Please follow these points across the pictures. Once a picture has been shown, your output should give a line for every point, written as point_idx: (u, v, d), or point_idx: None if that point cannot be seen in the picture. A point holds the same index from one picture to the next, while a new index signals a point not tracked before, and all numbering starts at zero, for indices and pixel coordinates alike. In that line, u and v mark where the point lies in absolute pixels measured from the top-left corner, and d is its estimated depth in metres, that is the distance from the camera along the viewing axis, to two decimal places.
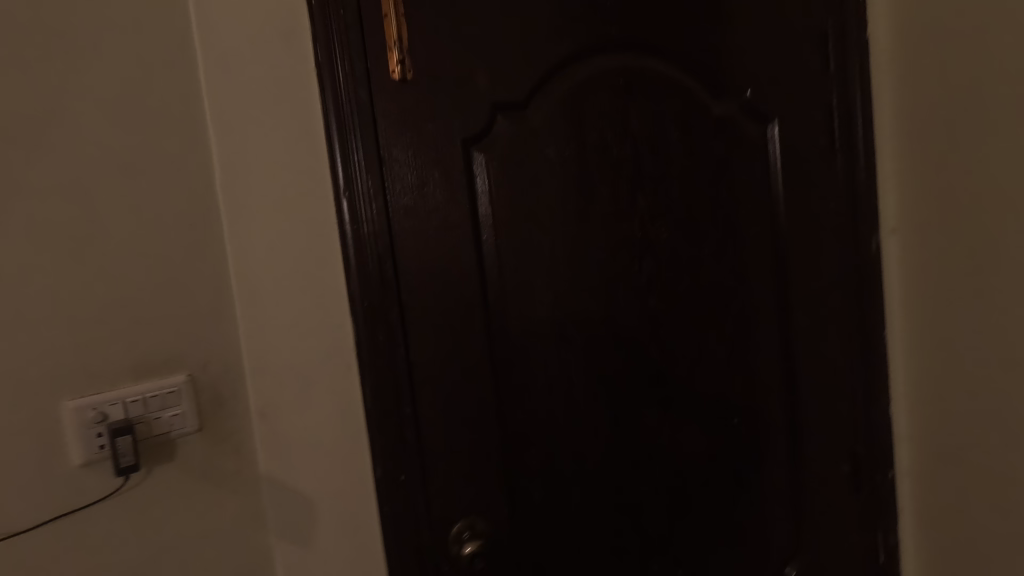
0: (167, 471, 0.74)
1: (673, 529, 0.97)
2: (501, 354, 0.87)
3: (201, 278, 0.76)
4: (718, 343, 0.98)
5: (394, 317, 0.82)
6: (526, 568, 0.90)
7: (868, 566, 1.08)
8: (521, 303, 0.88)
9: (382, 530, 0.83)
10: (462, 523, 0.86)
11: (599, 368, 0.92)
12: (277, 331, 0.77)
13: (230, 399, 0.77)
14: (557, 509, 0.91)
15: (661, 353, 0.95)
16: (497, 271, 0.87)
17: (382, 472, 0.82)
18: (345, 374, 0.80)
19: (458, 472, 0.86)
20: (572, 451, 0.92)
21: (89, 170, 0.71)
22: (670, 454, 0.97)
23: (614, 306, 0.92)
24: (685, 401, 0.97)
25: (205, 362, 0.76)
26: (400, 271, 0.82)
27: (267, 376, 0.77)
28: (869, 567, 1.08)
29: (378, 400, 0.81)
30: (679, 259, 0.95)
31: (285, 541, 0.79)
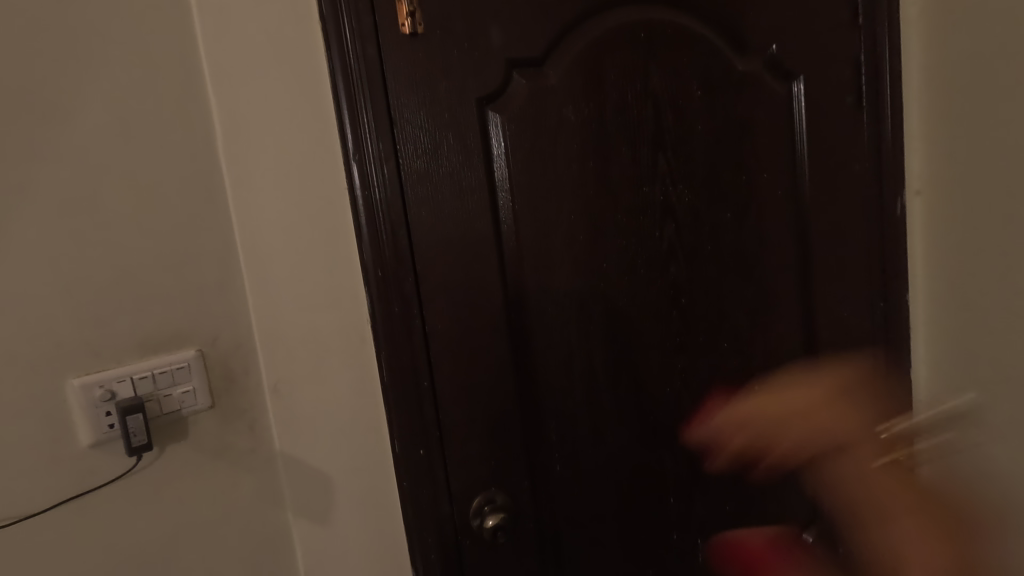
0: (180, 450, 0.71)
1: (693, 498, 0.96)
2: (520, 325, 0.84)
3: (207, 249, 0.72)
4: (740, 311, 0.96)
5: (410, 287, 0.79)
6: (547, 539, 0.89)
7: None
8: (539, 271, 0.85)
9: (402, 505, 0.81)
10: (482, 497, 0.84)
11: (620, 337, 0.90)
12: (288, 304, 0.74)
13: (242, 375, 0.74)
14: (578, 481, 0.90)
15: (682, 321, 0.93)
16: (515, 238, 0.83)
17: (400, 447, 0.80)
18: (360, 347, 0.77)
19: (477, 446, 0.84)
20: (592, 423, 0.90)
21: (81, 134, 0.66)
22: (691, 423, 0.95)
23: (635, 273, 0.89)
24: (706, 370, 0.95)
25: (215, 336, 0.73)
26: (414, 240, 0.79)
27: (280, 350, 0.74)
28: None
29: (395, 373, 0.79)
30: (701, 225, 0.92)
31: (304, 518, 0.77)
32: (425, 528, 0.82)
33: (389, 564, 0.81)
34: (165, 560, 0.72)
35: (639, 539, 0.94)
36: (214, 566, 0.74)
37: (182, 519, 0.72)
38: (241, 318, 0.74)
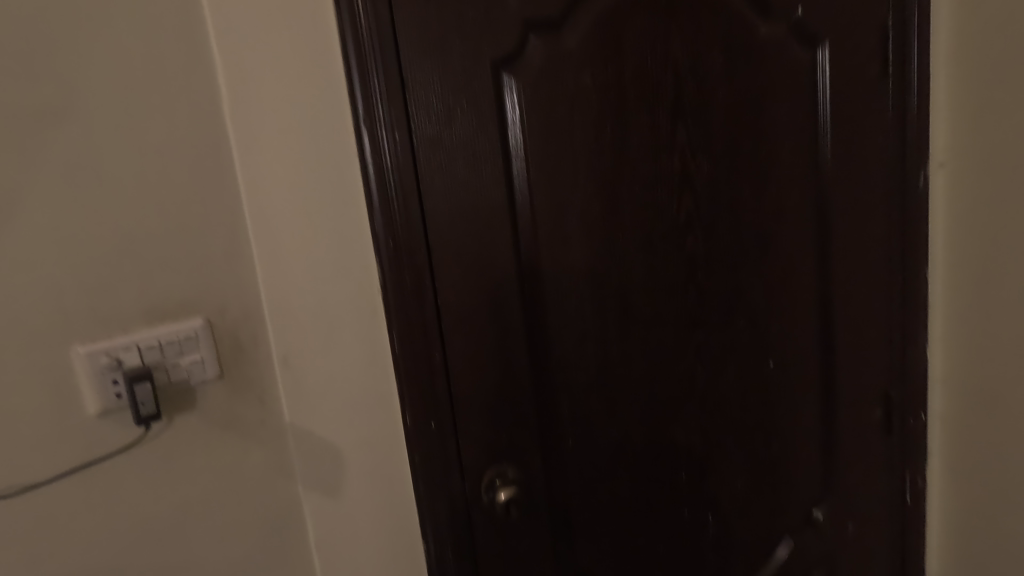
0: (189, 421, 0.70)
1: (705, 474, 0.95)
2: (534, 298, 0.83)
3: (215, 215, 0.69)
4: (757, 287, 0.94)
5: (422, 258, 0.76)
6: (558, 513, 0.88)
7: (893, 506, 1.09)
8: (554, 242, 0.82)
9: (414, 478, 0.80)
10: (493, 471, 0.84)
11: (635, 312, 0.88)
12: (299, 274, 0.71)
13: (251, 345, 0.72)
14: (589, 456, 0.89)
15: (698, 297, 0.91)
16: (529, 209, 0.81)
17: (411, 420, 0.79)
18: (371, 319, 0.75)
19: (489, 420, 0.83)
20: (605, 398, 0.88)
21: (82, 94, 0.63)
22: (704, 399, 0.94)
23: (652, 247, 0.87)
24: (721, 347, 0.93)
25: (223, 306, 0.71)
26: (426, 209, 0.76)
27: (290, 322, 0.72)
28: (894, 507, 1.09)
29: (407, 346, 0.77)
30: (719, 197, 0.90)
31: (315, 492, 0.76)
32: (436, 501, 0.81)
33: (400, 539, 0.80)
34: (176, 532, 0.71)
35: (650, 514, 0.94)
36: (225, 539, 0.74)
37: (192, 492, 0.71)
38: (250, 287, 0.72)
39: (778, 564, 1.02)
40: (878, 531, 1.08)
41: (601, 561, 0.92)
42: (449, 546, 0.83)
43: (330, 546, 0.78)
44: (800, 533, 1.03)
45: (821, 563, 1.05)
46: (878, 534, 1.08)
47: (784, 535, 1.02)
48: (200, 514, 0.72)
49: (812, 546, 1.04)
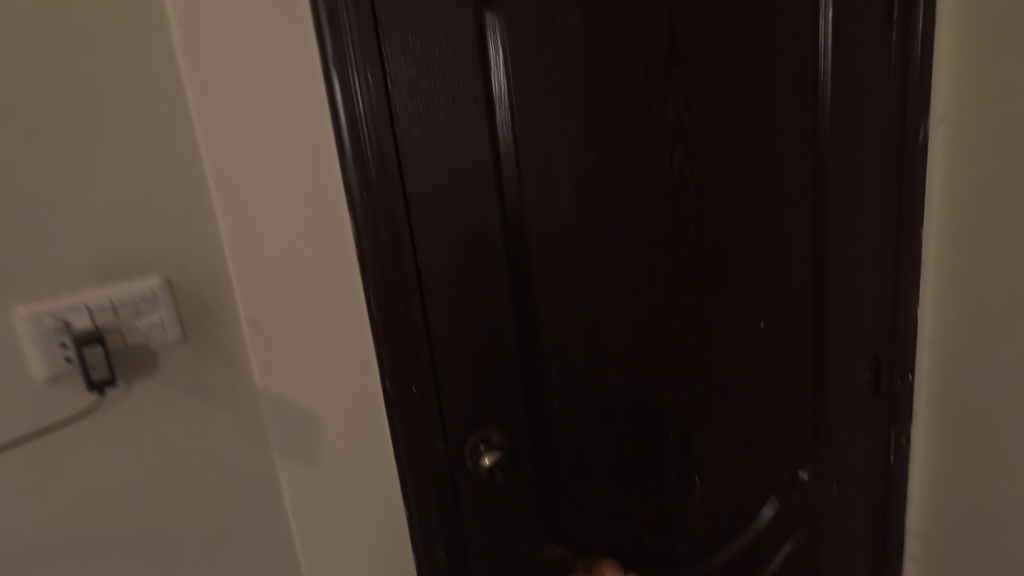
0: (150, 386, 0.65)
1: (693, 437, 0.94)
2: (519, 257, 0.78)
3: (171, 165, 0.64)
4: (750, 246, 0.91)
5: (399, 214, 0.71)
6: (544, 477, 0.87)
7: (877, 466, 1.09)
8: (541, 198, 0.78)
9: (395, 445, 0.77)
10: (478, 435, 0.81)
11: (624, 272, 0.84)
12: (266, 230, 0.67)
13: (217, 307, 0.67)
14: (576, 419, 0.87)
15: (689, 256, 0.87)
16: (514, 162, 0.76)
17: (391, 384, 0.75)
18: (346, 278, 0.71)
19: (474, 384, 0.79)
20: (593, 360, 0.86)
21: (16, 28, 0.57)
22: (693, 362, 0.92)
23: (643, 204, 0.83)
24: (712, 308, 0.91)
25: (184, 264, 0.66)
26: (404, 160, 0.71)
27: (259, 280, 0.68)
28: (878, 467, 1.09)
29: (385, 307, 0.73)
30: (714, 151, 0.85)
31: (291, 458, 0.73)
32: (419, 469, 0.78)
33: (381, 505, 0.78)
34: (143, 502, 0.68)
35: (638, 477, 0.92)
36: (196, 508, 0.70)
37: (159, 460, 0.67)
38: (213, 244, 0.67)
39: (763, 524, 1.02)
40: (862, 491, 1.09)
41: (587, 525, 0.91)
42: (433, 514, 0.80)
43: (307, 513, 0.75)
44: (786, 494, 1.03)
45: (806, 523, 1.05)
46: (863, 494, 1.09)
47: (770, 496, 1.02)
48: (168, 484, 0.68)
49: (797, 507, 1.04)
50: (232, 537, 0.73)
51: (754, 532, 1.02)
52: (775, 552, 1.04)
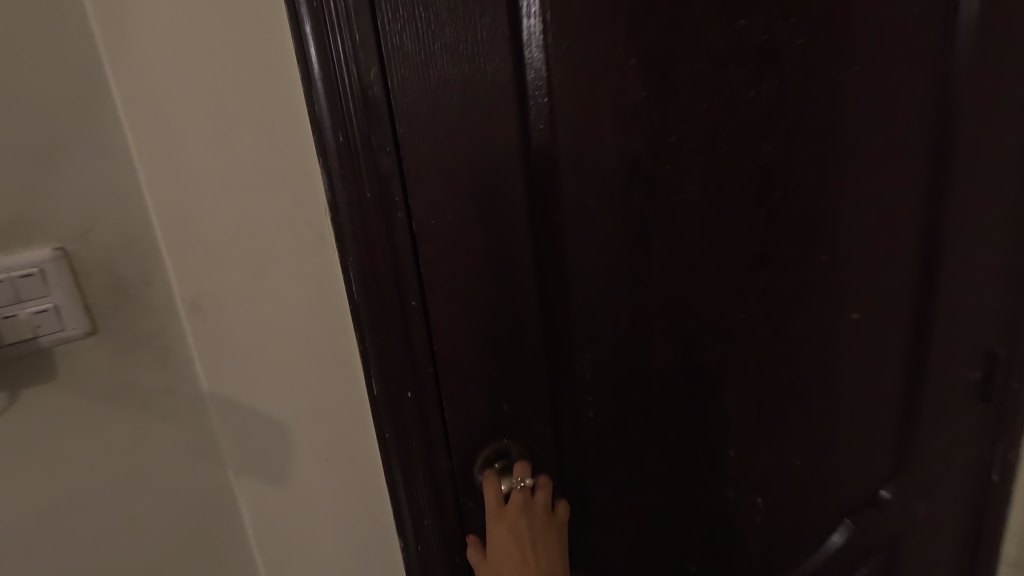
0: (46, 394, 0.48)
1: (755, 450, 0.76)
2: (548, 225, 0.60)
3: (68, 93, 0.47)
4: (849, 213, 0.70)
5: (388, 163, 0.52)
6: (572, 495, 0.70)
7: (976, 485, 0.91)
8: (580, 145, 0.58)
9: (385, 463, 0.60)
10: (489, 450, 0.64)
11: (685, 244, 0.65)
12: (203, 183, 0.49)
13: (141, 286, 0.51)
14: (614, 428, 0.69)
15: (771, 224, 0.67)
16: (545, 94, 0.56)
17: (380, 389, 0.58)
18: (317, 249, 0.53)
19: (485, 387, 0.62)
20: (639, 357, 0.67)
21: None
22: (764, 360, 0.72)
23: (714, 154, 0.62)
24: (794, 293, 0.71)
25: (90, 227, 0.49)
26: (393, 89, 0.51)
27: (198, 251, 0.51)
28: (977, 486, 0.91)
29: (370, 290, 0.54)
30: (813, 84, 0.63)
31: (250, 478, 0.58)
32: (417, 493, 0.62)
33: (367, 533, 0.63)
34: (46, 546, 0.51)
35: (686, 494, 0.75)
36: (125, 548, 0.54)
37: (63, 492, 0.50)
38: (134, 200, 0.50)
39: (830, 552, 0.85)
40: (955, 514, 0.91)
41: (620, 552, 0.75)
42: (434, 547, 0.64)
43: (272, 542, 0.61)
44: (863, 517, 0.85)
45: (881, 549, 0.88)
46: (953, 517, 0.91)
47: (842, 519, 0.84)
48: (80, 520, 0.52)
49: (875, 532, 0.86)
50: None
51: (820, 558, 0.85)
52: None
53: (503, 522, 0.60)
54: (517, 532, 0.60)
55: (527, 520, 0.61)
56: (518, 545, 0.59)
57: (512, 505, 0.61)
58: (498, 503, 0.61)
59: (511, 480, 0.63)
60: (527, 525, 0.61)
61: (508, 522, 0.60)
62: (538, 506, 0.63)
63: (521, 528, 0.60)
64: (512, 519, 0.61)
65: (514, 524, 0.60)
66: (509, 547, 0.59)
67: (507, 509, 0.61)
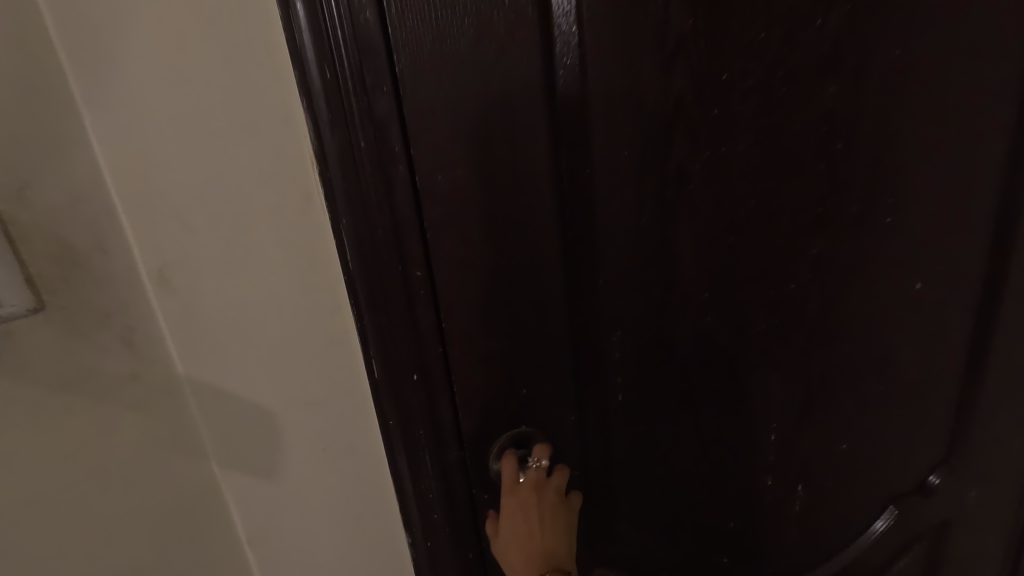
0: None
1: (800, 436, 0.69)
2: (573, 182, 0.51)
3: None
4: (921, 169, 0.60)
5: (385, 106, 0.44)
6: (596, 484, 0.63)
7: None
8: (614, 85, 0.49)
9: (390, 456, 0.53)
10: (505, 437, 0.56)
11: (732, 206, 0.56)
12: (163, 132, 0.42)
13: (94, 255, 0.43)
14: (644, 412, 0.62)
15: (830, 181, 0.58)
16: (574, 21, 0.46)
17: (382, 372, 0.50)
18: (303, 211, 0.45)
19: (502, 369, 0.55)
20: (675, 333, 0.59)
21: None
22: (815, 337, 0.64)
23: (771, 98, 0.53)
24: (853, 262, 0.62)
25: (28, 182, 0.40)
26: (390, 14, 0.42)
27: (161, 214, 0.44)
28: None
29: (367, 257, 0.46)
30: (891, 13, 0.53)
31: (237, 471, 0.52)
32: (426, 488, 0.54)
33: (370, 530, 0.56)
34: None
35: (722, 483, 0.68)
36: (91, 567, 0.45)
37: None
38: (81, 153, 0.42)
39: (874, 537, 0.78)
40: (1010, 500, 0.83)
41: (649, 546, 0.68)
42: (445, 546, 0.57)
43: (264, 538, 0.55)
44: (911, 505, 0.78)
45: (926, 537, 0.82)
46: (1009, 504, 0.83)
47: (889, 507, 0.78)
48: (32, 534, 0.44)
49: (922, 520, 0.80)
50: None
51: (861, 548, 0.78)
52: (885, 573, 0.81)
53: (515, 501, 0.55)
54: (528, 514, 0.55)
55: (539, 501, 0.56)
56: (527, 527, 0.54)
57: (525, 488, 0.55)
58: (511, 487, 0.55)
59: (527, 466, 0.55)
60: (539, 506, 0.55)
61: (520, 502, 0.55)
62: (552, 489, 0.56)
63: (533, 510, 0.55)
64: (524, 499, 0.55)
65: (526, 506, 0.55)
66: (520, 528, 0.55)
67: (519, 489, 0.55)
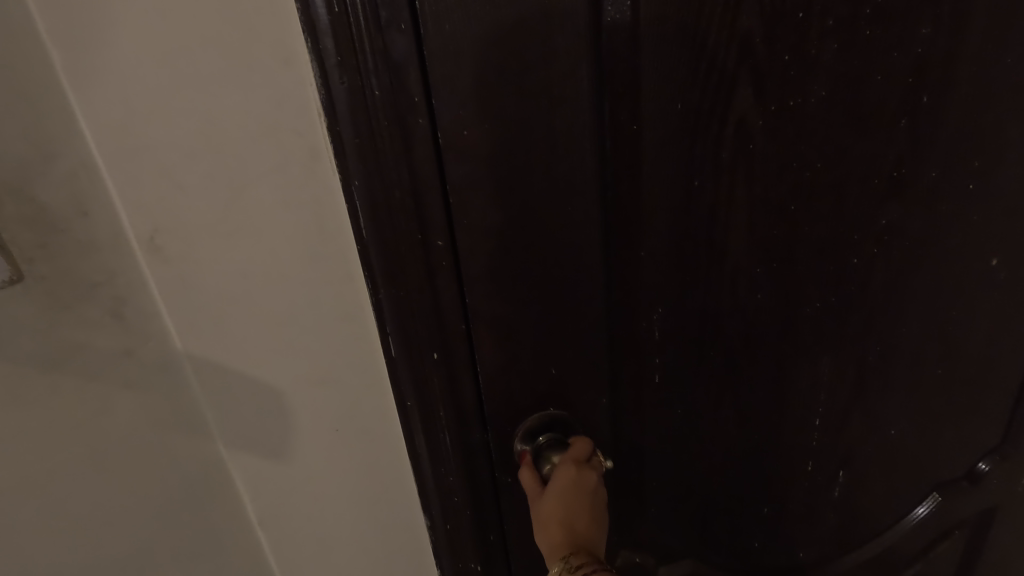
0: None
1: (847, 422, 0.64)
2: (617, 138, 0.45)
3: None
4: (1008, 131, 0.53)
5: (403, 48, 0.37)
6: (627, 468, 0.59)
7: None
8: (671, 24, 0.42)
9: (408, 439, 0.49)
10: (534, 421, 0.52)
11: (796, 169, 0.49)
12: (143, 75, 0.35)
13: (75, 219, 0.38)
14: (682, 393, 0.57)
15: (909, 143, 0.51)
16: None
17: (398, 351, 0.45)
18: (310, 170, 0.39)
19: (531, 349, 0.50)
20: (722, 309, 0.54)
21: None
22: (875, 318, 0.58)
23: (852, 43, 0.45)
24: (925, 234, 0.55)
25: None
26: None
27: (148, 171, 0.38)
28: None
29: (382, 224, 0.40)
30: None
31: (244, 453, 0.48)
32: (447, 474, 0.50)
33: (387, 512, 0.53)
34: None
35: (760, 468, 0.64)
36: (93, 542, 0.44)
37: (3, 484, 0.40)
38: (48, 98, 0.36)
39: (914, 522, 0.74)
40: None
41: (679, 531, 0.65)
42: (465, 533, 0.53)
43: (276, 519, 0.52)
44: (957, 493, 0.74)
45: (967, 523, 0.78)
46: None
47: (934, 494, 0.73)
48: (27, 517, 0.41)
49: (967, 508, 0.76)
50: (162, 568, 0.48)
51: (900, 533, 0.74)
52: (921, 560, 0.78)
53: (574, 475, 0.48)
54: (583, 491, 0.48)
55: (594, 486, 0.49)
56: (578, 501, 0.48)
57: (587, 469, 0.50)
58: (573, 463, 0.50)
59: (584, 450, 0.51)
60: (594, 489, 0.49)
61: (578, 478, 0.49)
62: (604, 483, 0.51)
63: (588, 489, 0.49)
64: (583, 479, 0.49)
65: (585, 483, 0.49)
66: (567, 499, 0.47)
67: (581, 467, 0.49)
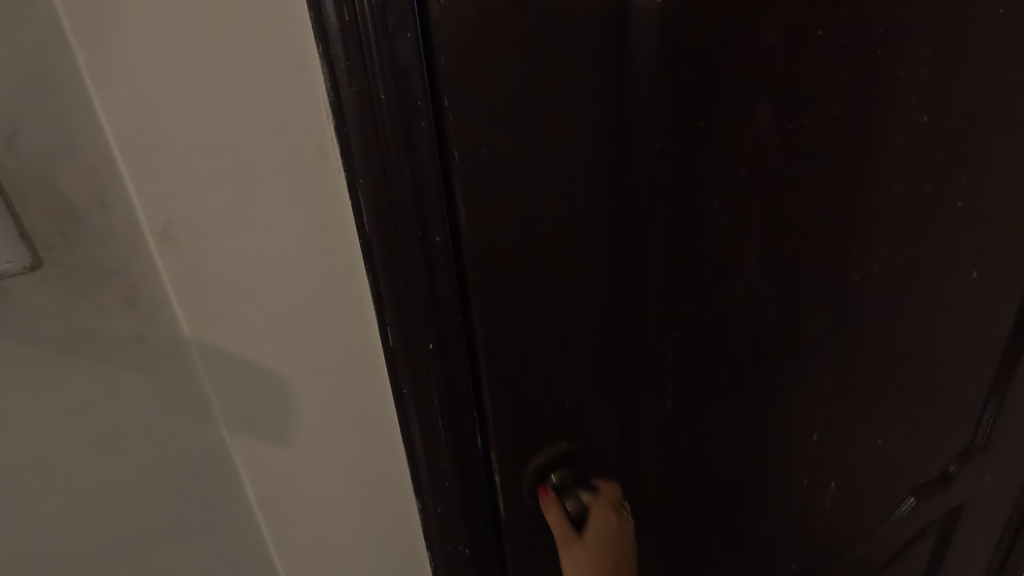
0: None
1: (829, 430, 0.67)
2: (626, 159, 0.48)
3: None
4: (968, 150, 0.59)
5: (408, 56, 0.39)
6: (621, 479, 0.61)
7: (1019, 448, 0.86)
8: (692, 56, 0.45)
9: (403, 426, 0.51)
10: (547, 454, 0.57)
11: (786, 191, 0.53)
12: (161, 74, 0.37)
13: (93, 210, 0.40)
14: (684, 404, 0.59)
15: (890, 157, 0.55)
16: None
17: (396, 340, 0.47)
18: (317, 168, 0.41)
19: (523, 346, 0.52)
20: (720, 322, 0.56)
21: None
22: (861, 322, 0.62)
23: (839, 63, 0.49)
24: (899, 243, 0.59)
25: (18, 128, 0.36)
26: None
27: (164, 166, 0.39)
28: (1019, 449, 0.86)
29: (384, 220, 0.43)
30: None
31: (246, 438, 0.50)
32: (439, 462, 0.53)
33: (382, 497, 0.55)
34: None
35: (749, 475, 0.66)
36: (100, 519, 0.46)
37: (18, 461, 0.42)
38: (71, 93, 0.37)
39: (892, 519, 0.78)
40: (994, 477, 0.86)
41: (665, 538, 0.66)
42: (456, 517, 0.56)
43: (276, 503, 0.54)
44: (931, 493, 0.78)
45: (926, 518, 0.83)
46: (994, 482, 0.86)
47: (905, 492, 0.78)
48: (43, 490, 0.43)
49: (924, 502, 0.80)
50: (164, 546, 0.50)
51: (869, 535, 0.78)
52: (895, 555, 0.82)
53: (616, 525, 0.55)
54: (619, 540, 0.54)
55: (626, 533, 0.55)
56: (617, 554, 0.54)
57: (617, 517, 0.55)
58: (605, 512, 0.55)
59: (604, 496, 0.57)
60: (626, 535, 0.55)
61: (613, 527, 0.54)
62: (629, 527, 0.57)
63: (623, 539, 0.54)
64: (616, 528, 0.55)
65: (620, 533, 0.54)
66: (608, 548, 0.53)
67: (612, 515, 0.55)
